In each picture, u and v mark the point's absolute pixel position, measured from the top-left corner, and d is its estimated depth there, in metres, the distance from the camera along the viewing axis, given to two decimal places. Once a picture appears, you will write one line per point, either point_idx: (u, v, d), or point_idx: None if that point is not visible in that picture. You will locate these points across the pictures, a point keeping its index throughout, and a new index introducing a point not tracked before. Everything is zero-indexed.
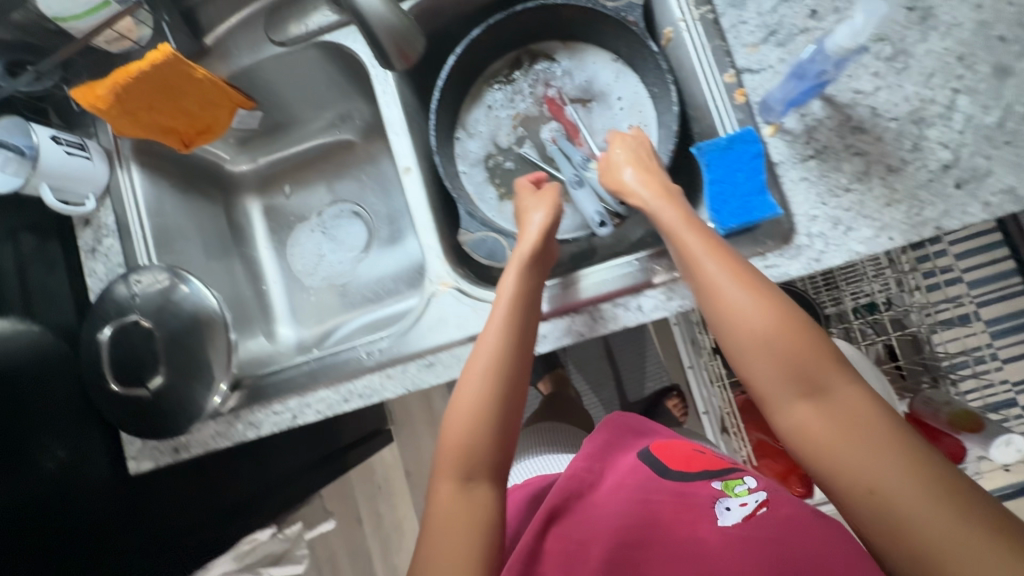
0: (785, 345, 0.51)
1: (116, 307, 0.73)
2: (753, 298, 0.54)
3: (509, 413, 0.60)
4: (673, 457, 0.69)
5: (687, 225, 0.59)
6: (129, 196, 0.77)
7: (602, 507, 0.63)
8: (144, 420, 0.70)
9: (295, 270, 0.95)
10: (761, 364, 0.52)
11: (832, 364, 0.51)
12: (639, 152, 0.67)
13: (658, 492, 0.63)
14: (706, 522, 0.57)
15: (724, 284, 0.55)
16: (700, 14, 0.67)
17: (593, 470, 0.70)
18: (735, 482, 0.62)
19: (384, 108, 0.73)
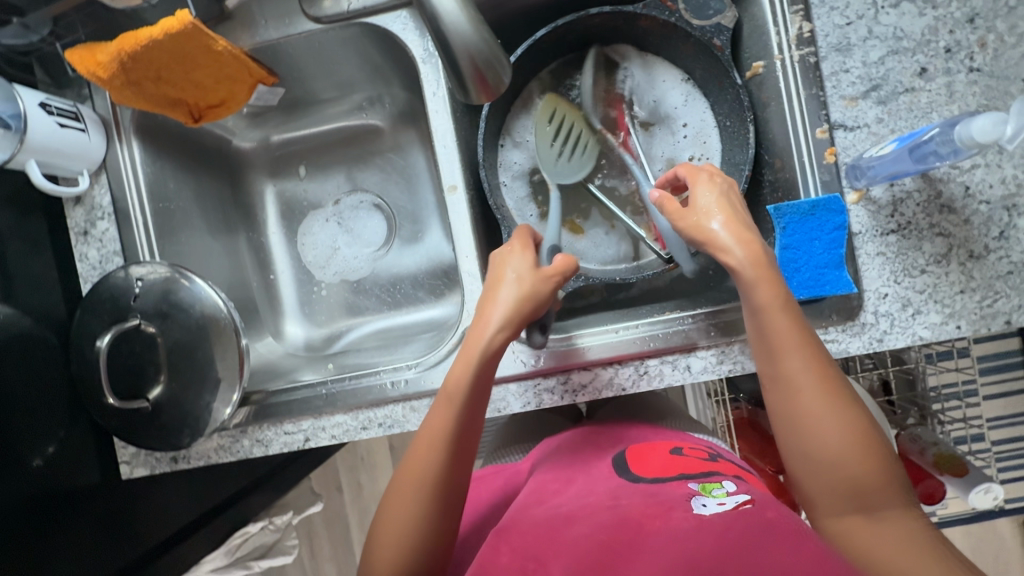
0: (844, 448, 0.47)
1: (113, 303, 0.65)
2: (826, 400, 0.48)
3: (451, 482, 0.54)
4: (651, 461, 0.63)
5: (781, 307, 0.50)
6: (128, 176, 0.68)
7: (565, 512, 0.55)
8: (142, 429, 0.65)
9: (305, 261, 0.88)
10: (818, 461, 0.48)
11: (888, 472, 0.47)
12: (723, 190, 0.55)
13: (630, 492, 0.56)
14: (679, 511, 0.51)
15: (795, 375, 0.49)
16: (799, 56, 0.60)
17: (563, 481, 0.63)
18: (712, 485, 0.55)
19: (431, 113, 0.64)
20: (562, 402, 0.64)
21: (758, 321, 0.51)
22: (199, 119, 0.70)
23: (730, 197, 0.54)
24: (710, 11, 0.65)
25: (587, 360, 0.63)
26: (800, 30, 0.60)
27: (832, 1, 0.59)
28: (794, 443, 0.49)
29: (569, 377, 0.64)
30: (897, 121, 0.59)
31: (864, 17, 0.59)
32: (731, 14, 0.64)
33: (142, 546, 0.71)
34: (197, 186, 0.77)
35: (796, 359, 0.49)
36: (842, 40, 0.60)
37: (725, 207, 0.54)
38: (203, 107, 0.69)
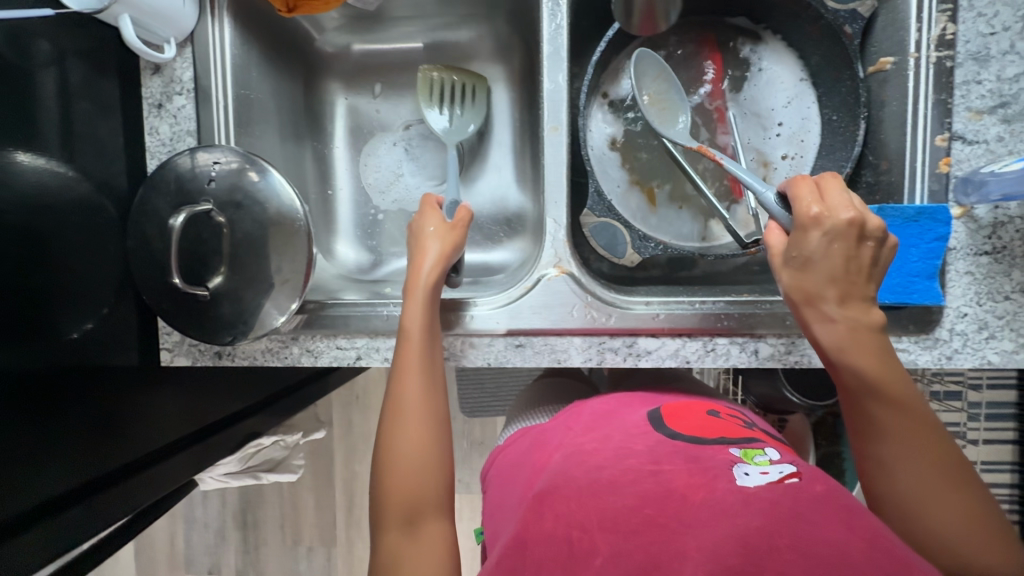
0: (968, 541, 0.47)
1: (182, 184, 0.63)
2: (930, 470, 0.48)
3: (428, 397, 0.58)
4: (689, 426, 0.61)
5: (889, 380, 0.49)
6: (215, 54, 0.64)
7: (607, 479, 0.53)
8: (193, 317, 0.63)
9: (365, 183, 0.85)
10: (919, 527, 0.48)
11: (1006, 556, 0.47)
12: (846, 229, 0.47)
13: (670, 456, 0.55)
14: (723, 480, 0.50)
15: (908, 476, 0.48)
16: (936, 58, 0.58)
17: (600, 443, 0.61)
18: (753, 452, 0.56)
19: (545, 46, 0.62)
20: (623, 364, 0.63)
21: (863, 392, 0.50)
22: (292, 9, 0.66)
23: (853, 236, 0.48)
24: None
25: (658, 326, 0.62)
26: (944, 31, 0.58)
27: (982, 7, 0.57)
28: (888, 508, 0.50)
29: (635, 341, 0.63)
30: (1018, 143, 0.58)
31: (1010, 29, 0.57)
32: (871, 2, 0.62)
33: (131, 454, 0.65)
34: (275, 81, 0.74)
35: (915, 454, 0.48)
36: (981, 50, 0.58)
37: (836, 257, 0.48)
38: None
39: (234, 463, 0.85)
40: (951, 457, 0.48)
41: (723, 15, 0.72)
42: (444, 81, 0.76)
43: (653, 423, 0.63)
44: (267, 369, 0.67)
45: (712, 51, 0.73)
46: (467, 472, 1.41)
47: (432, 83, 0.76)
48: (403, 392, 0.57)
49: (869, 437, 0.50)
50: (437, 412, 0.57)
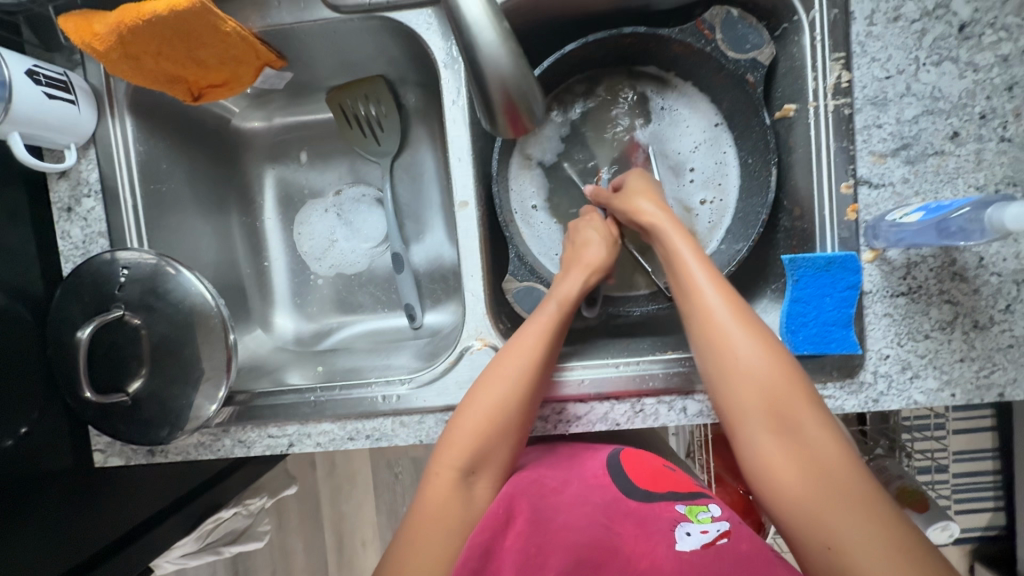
0: (764, 369, 0.49)
1: (96, 288, 0.63)
2: (732, 308, 0.52)
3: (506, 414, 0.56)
4: (644, 475, 0.59)
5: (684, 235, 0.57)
6: (119, 154, 0.64)
7: (563, 521, 0.53)
8: (119, 421, 0.63)
9: (301, 251, 0.85)
10: (729, 368, 0.50)
11: (805, 391, 0.49)
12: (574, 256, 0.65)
13: (619, 513, 0.54)
14: (664, 546, 0.49)
15: (716, 315, 0.52)
16: (834, 106, 0.58)
17: (559, 481, 0.59)
18: (699, 508, 0.54)
19: (448, 122, 0.61)
20: (554, 431, 0.63)
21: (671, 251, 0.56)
22: (197, 98, 0.66)
23: (605, 238, 0.64)
24: (747, 44, 0.62)
25: (585, 392, 0.62)
26: (839, 79, 0.58)
27: (874, 52, 0.57)
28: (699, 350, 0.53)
29: (564, 407, 0.63)
30: (923, 184, 0.58)
31: (904, 72, 0.57)
32: (769, 51, 0.62)
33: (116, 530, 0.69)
34: (192, 166, 0.73)
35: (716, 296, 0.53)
36: (879, 94, 0.58)
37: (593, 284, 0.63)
38: (204, 85, 0.65)
39: (192, 543, 0.84)
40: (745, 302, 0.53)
41: (634, 65, 0.71)
42: (358, 116, 0.79)
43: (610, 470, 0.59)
44: (201, 463, 0.67)
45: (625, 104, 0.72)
46: None
47: (343, 110, 0.78)
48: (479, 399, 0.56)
49: (681, 289, 0.55)
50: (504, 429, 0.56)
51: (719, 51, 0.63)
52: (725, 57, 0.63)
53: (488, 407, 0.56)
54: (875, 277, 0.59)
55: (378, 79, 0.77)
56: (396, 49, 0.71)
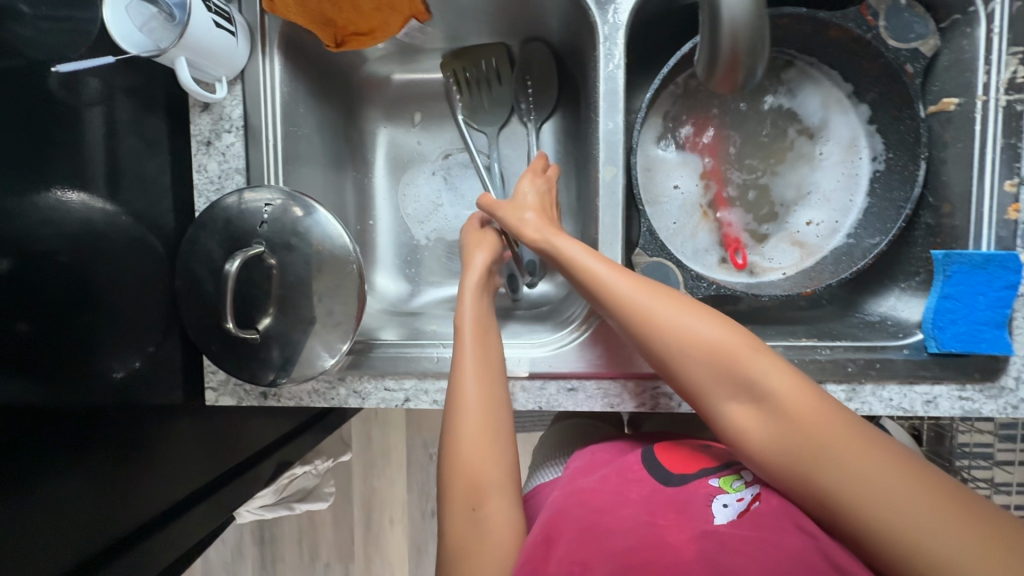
0: (895, 529, 0.38)
1: (229, 225, 0.62)
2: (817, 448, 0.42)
3: (474, 466, 0.52)
4: (672, 459, 0.54)
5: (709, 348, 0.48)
6: (263, 91, 0.64)
7: (606, 524, 0.46)
8: (240, 359, 0.62)
9: (403, 213, 0.84)
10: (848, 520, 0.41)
11: (837, 418, 0.43)
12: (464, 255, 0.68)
13: (662, 505, 0.48)
14: (699, 522, 0.45)
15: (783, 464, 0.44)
16: (1005, 102, 0.57)
17: (597, 482, 0.53)
18: (731, 479, 0.50)
19: (605, 87, 0.60)
20: (677, 409, 0.62)
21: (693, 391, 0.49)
22: (340, 44, 0.66)
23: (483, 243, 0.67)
24: (912, 33, 0.61)
25: None
26: (1014, 75, 0.57)
27: None
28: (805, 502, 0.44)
29: None
30: None
31: None
32: (934, 42, 0.60)
33: (173, 497, 0.65)
34: (321, 115, 0.73)
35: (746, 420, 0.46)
36: None
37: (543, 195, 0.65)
38: (349, 32, 0.65)
39: (270, 494, 0.84)
40: (839, 423, 0.43)
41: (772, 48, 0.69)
42: (467, 78, 0.78)
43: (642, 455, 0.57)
44: (311, 409, 0.66)
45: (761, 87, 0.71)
46: None
47: (455, 75, 0.78)
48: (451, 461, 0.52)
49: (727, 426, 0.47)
50: (500, 459, 0.53)
51: (884, 36, 0.61)
52: (890, 45, 0.61)
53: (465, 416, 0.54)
54: None
55: (500, 45, 0.77)
56: (538, 13, 0.70)
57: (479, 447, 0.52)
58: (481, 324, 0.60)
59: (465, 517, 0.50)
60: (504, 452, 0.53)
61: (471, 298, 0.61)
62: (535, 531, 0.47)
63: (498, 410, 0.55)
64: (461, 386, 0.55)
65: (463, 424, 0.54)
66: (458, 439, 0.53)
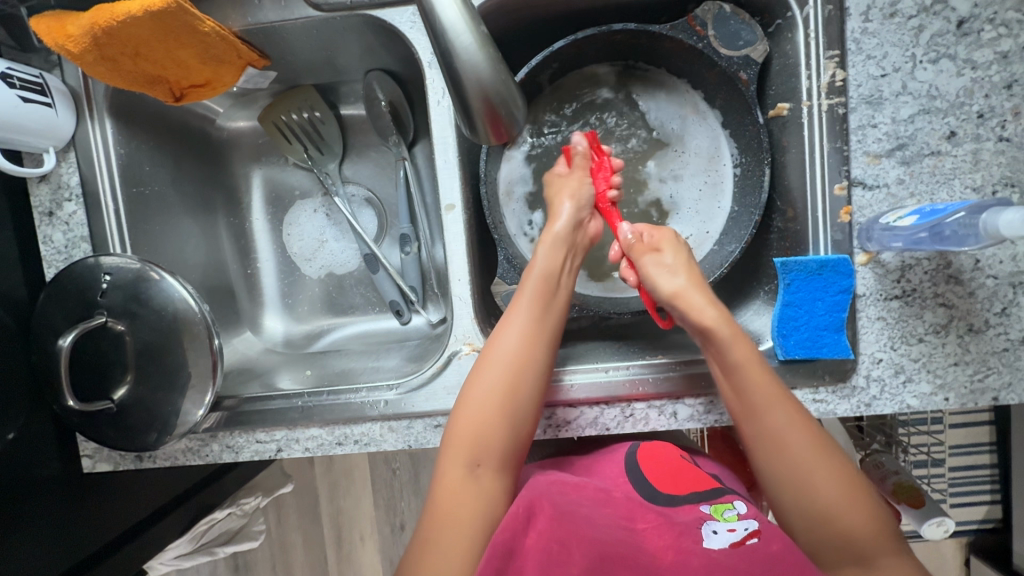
0: (851, 522, 0.47)
1: (80, 294, 0.62)
2: (812, 448, 0.49)
3: (500, 437, 0.53)
4: (666, 471, 0.57)
5: (757, 368, 0.51)
6: (99, 156, 0.64)
7: (586, 514, 0.50)
8: (104, 427, 0.62)
9: (291, 252, 0.84)
10: (815, 513, 0.48)
11: (874, 509, 0.48)
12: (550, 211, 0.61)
13: (643, 511, 0.52)
14: (689, 540, 0.48)
15: (802, 457, 0.49)
16: (828, 105, 0.57)
17: (583, 479, 0.57)
18: (724, 506, 0.52)
19: (434, 123, 0.60)
20: (543, 436, 0.63)
21: (736, 382, 0.51)
22: (180, 98, 0.65)
23: (579, 184, 0.61)
24: (740, 41, 0.61)
25: (573, 397, 0.62)
26: (833, 78, 0.57)
27: (870, 49, 0.56)
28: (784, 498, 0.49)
29: (553, 413, 0.62)
30: (918, 184, 0.57)
31: (900, 70, 0.56)
32: (762, 47, 0.60)
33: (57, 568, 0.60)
34: (177, 168, 0.73)
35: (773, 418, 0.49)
36: (874, 92, 0.56)
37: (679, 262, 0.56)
38: (186, 85, 0.63)
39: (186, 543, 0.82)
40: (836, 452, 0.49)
41: (580, 69, 0.69)
42: (289, 126, 0.78)
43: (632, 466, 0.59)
44: (187, 467, 0.67)
45: (589, 101, 0.70)
46: None
47: (279, 126, 0.78)
48: (465, 422, 0.53)
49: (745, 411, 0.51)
50: (512, 443, 0.54)
51: (714, 44, 0.61)
52: (719, 53, 0.61)
53: (505, 385, 0.54)
54: (867, 282, 0.58)
55: (310, 87, 0.77)
56: (383, 50, 0.69)
57: (496, 418, 0.53)
58: (549, 280, 0.57)
59: (467, 475, 0.52)
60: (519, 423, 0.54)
61: (546, 250, 0.58)
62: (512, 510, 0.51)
63: (522, 405, 0.54)
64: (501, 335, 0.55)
65: (486, 378, 0.54)
66: (473, 397, 0.54)
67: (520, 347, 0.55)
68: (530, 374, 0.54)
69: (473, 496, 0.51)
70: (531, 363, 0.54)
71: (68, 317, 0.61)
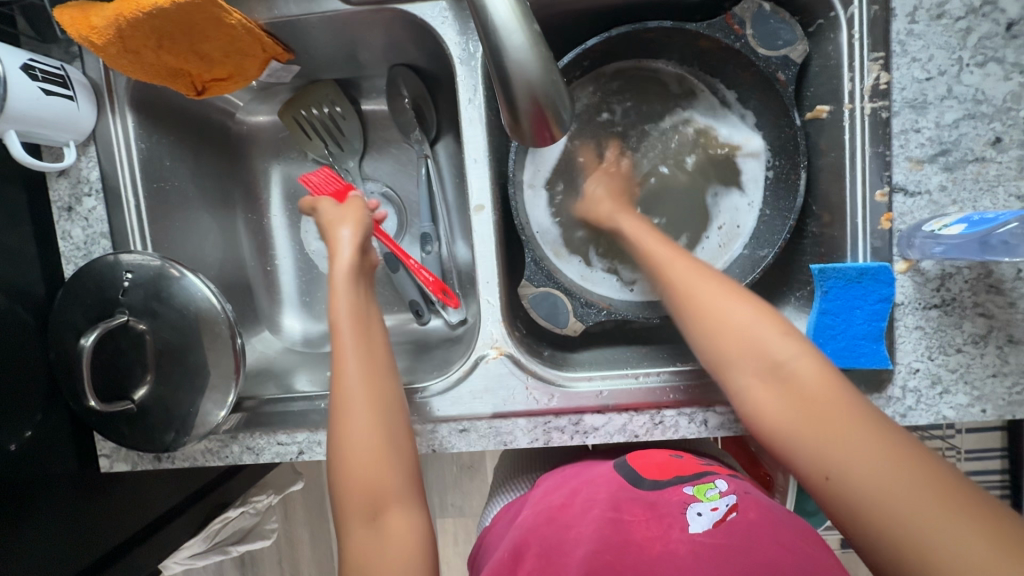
0: (804, 380, 0.43)
1: (99, 290, 0.60)
2: (748, 311, 0.48)
3: (373, 436, 0.50)
4: (644, 465, 0.56)
5: (683, 258, 0.54)
6: (120, 151, 0.63)
7: (574, 535, 0.48)
8: (123, 427, 0.61)
9: (308, 250, 0.82)
10: (761, 372, 0.45)
11: (834, 379, 0.43)
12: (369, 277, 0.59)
13: (629, 503, 0.51)
14: (677, 529, 0.46)
15: (737, 322, 0.47)
16: (870, 109, 0.56)
17: (567, 494, 0.55)
18: (705, 486, 0.51)
19: (463, 122, 0.59)
20: (570, 443, 0.61)
21: (665, 276, 0.53)
22: (201, 92, 0.63)
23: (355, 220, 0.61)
24: (779, 41, 0.59)
25: (601, 403, 0.60)
26: (877, 81, 0.55)
27: (915, 52, 0.54)
28: (728, 365, 0.47)
29: (581, 419, 0.61)
30: (961, 191, 0.55)
31: (946, 73, 0.54)
32: (802, 48, 0.58)
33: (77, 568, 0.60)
34: (196, 162, 0.71)
35: (698, 281, 0.51)
36: (918, 96, 0.55)
37: (612, 186, 0.65)
38: (208, 79, 0.62)
39: (200, 543, 0.80)
40: (779, 319, 0.47)
41: (606, 68, 0.68)
42: (310, 121, 0.76)
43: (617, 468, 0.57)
44: (207, 467, 0.65)
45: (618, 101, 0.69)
46: (458, 495, 1.12)
47: (298, 122, 0.76)
48: (346, 434, 0.50)
49: (675, 295, 0.52)
50: (393, 433, 0.51)
51: (752, 42, 0.59)
52: (757, 53, 0.60)
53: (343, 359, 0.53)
54: (906, 290, 0.57)
55: (332, 83, 0.76)
56: (409, 44, 0.68)
57: (369, 407, 0.51)
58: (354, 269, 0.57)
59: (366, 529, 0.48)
60: (385, 378, 0.53)
61: (351, 332, 0.54)
62: (503, 558, 0.50)
63: (384, 391, 0.52)
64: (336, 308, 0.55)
65: (347, 369, 0.52)
66: (343, 379, 0.52)
67: (351, 311, 0.55)
68: (382, 380, 0.53)
69: (380, 471, 0.49)
70: (364, 341, 0.54)
71: (88, 315, 0.60)
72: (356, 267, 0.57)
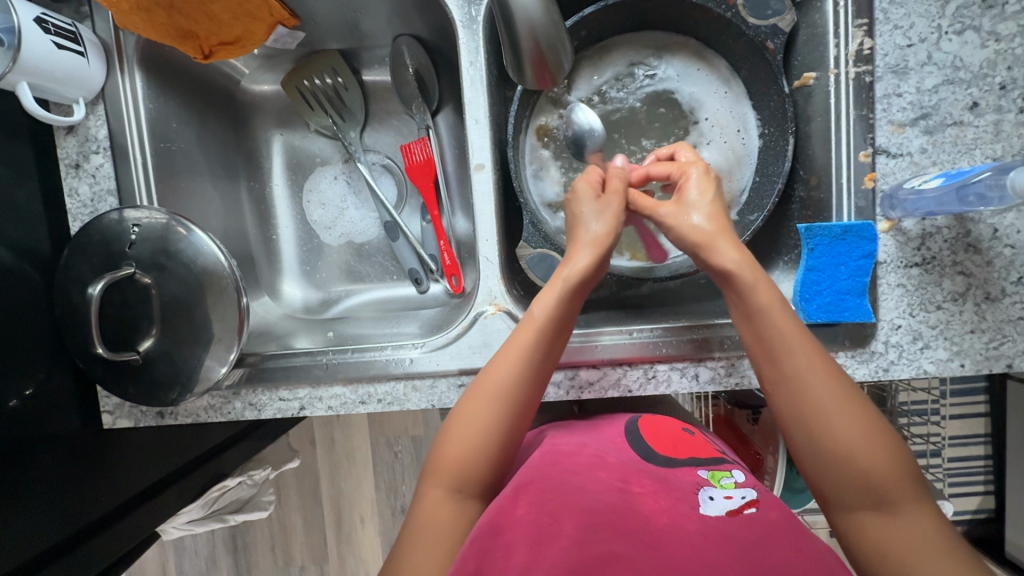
0: (879, 479, 0.43)
1: (106, 246, 0.61)
2: (841, 400, 0.46)
3: (495, 433, 0.51)
4: (659, 437, 0.58)
5: (780, 317, 0.49)
6: (129, 110, 0.64)
7: (578, 483, 0.50)
8: (128, 380, 0.62)
9: (310, 219, 0.84)
10: (842, 464, 0.44)
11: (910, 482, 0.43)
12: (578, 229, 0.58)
13: (638, 476, 0.52)
14: (686, 506, 0.48)
15: (830, 409, 0.45)
16: (855, 73, 0.58)
17: (576, 446, 0.57)
18: (721, 473, 0.53)
19: (465, 83, 0.61)
20: (566, 397, 0.63)
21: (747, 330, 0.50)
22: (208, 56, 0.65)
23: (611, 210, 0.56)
24: (768, 10, 0.61)
25: (596, 358, 0.62)
26: (861, 46, 0.58)
27: (897, 19, 0.57)
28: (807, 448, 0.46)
29: (577, 373, 0.63)
30: (941, 154, 0.58)
31: (926, 40, 0.57)
32: (790, 17, 0.61)
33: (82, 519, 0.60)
34: (201, 126, 0.73)
35: (791, 356, 0.47)
36: (900, 62, 0.58)
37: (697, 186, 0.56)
38: (215, 43, 0.63)
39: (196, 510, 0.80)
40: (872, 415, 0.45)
41: (601, 41, 0.70)
42: (314, 90, 0.78)
43: (629, 437, 0.58)
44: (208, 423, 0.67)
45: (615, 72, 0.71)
46: None
47: (301, 91, 0.78)
48: (474, 409, 0.52)
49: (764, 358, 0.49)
50: (511, 428, 0.52)
51: (743, 11, 0.62)
52: (747, 21, 0.62)
53: (510, 356, 0.53)
54: (889, 247, 0.59)
55: (336, 53, 0.77)
56: (413, 13, 0.70)
57: (502, 404, 0.52)
58: (555, 323, 0.53)
59: (443, 499, 0.50)
60: (531, 389, 0.53)
61: (531, 334, 0.53)
62: (505, 491, 0.51)
63: (525, 403, 0.52)
64: (537, 307, 0.54)
65: (510, 350, 0.53)
66: (498, 365, 0.53)
67: (546, 316, 0.53)
68: (530, 387, 0.53)
69: (476, 449, 0.51)
70: (534, 339, 0.53)
71: (94, 268, 0.61)
72: (591, 274, 0.55)
